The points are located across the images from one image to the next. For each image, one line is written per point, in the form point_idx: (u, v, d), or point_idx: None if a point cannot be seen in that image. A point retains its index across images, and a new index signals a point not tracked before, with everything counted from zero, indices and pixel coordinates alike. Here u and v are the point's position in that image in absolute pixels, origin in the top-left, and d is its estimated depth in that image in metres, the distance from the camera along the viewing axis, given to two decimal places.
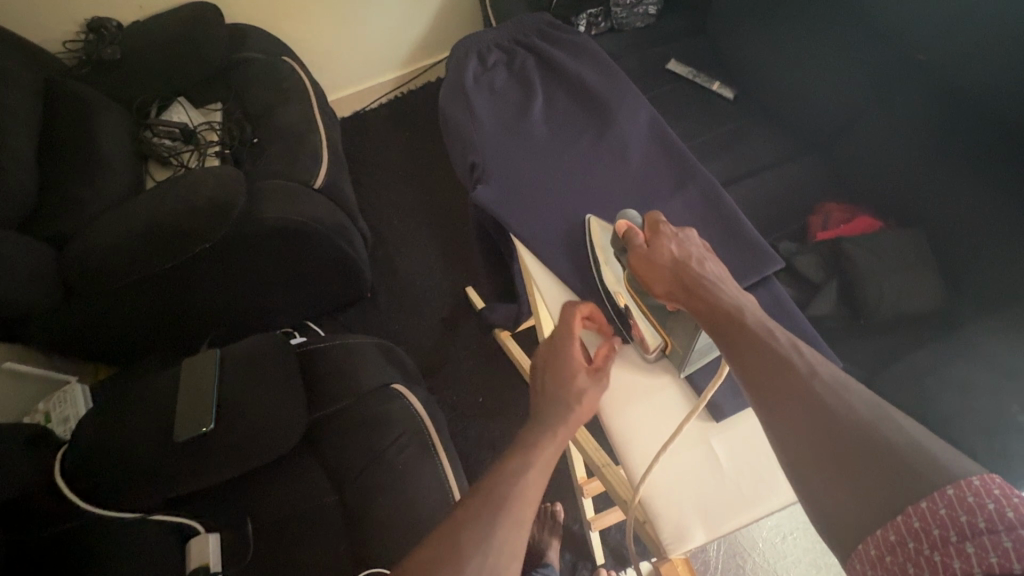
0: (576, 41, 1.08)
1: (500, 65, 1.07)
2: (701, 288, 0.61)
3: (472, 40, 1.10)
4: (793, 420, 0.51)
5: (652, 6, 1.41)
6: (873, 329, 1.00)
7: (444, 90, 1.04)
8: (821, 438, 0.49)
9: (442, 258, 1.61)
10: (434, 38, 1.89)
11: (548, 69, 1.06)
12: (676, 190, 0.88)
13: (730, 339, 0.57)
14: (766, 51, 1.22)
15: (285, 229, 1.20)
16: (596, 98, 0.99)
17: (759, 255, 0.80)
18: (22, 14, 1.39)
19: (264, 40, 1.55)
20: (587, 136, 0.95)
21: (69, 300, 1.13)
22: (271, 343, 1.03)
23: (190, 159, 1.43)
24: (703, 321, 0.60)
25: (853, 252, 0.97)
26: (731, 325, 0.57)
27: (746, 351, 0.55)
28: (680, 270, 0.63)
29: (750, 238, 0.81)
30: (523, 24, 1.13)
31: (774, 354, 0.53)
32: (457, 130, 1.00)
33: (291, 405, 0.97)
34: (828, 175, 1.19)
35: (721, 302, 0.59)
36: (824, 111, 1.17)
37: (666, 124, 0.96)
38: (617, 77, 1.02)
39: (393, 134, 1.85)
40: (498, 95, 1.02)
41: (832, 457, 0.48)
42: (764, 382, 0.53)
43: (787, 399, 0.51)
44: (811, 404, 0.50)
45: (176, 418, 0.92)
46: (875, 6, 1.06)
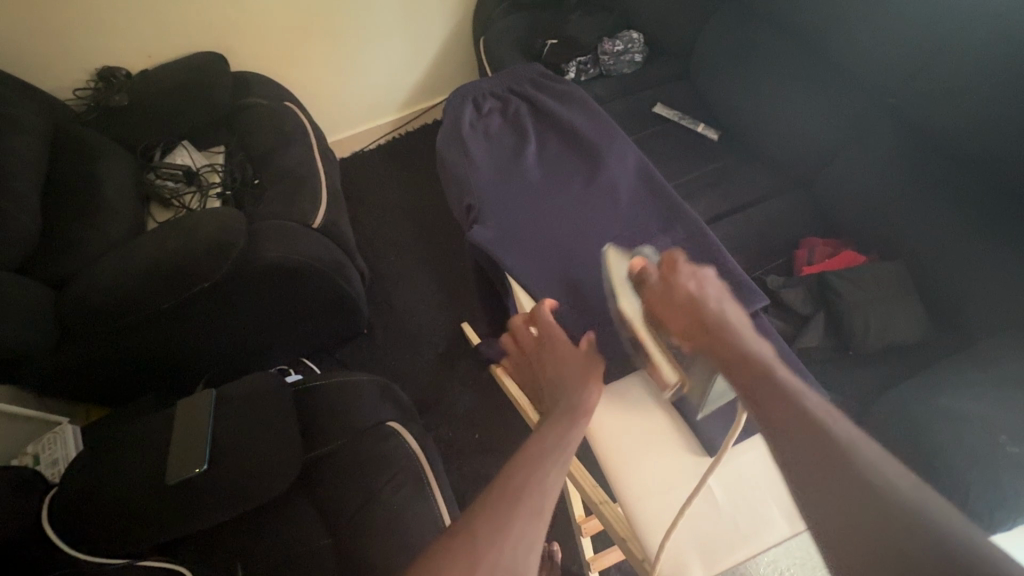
0: (567, 90, 1.13)
1: (494, 112, 1.12)
2: (717, 329, 0.60)
3: (468, 89, 1.15)
4: (795, 450, 0.49)
5: (638, 54, 1.49)
6: (863, 361, 1.01)
7: (441, 135, 1.09)
8: (842, 489, 0.45)
9: (438, 295, 1.63)
10: (430, 83, 1.97)
11: (540, 115, 1.11)
12: (664, 230, 0.91)
13: (751, 390, 0.54)
14: (747, 96, 1.29)
15: (283, 267, 1.22)
16: (586, 143, 1.03)
17: (742, 292, 0.81)
18: (35, 63, 1.44)
19: (267, 86, 1.61)
20: (578, 179, 0.99)
21: (64, 342, 1.15)
22: (267, 381, 1.03)
23: (191, 201, 1.45)
24: (722, 366, 0.58)
25: (839, 285, 1.00)
26: (753, 374, 0.55)
27: (758, 390, 0.53)
28: (697, 310, 0.62)
29: (734, 274, 0.83)
30: (516, 74, 1.18)
31: (783, 388, 0.52)
32: (455, 173, 1.03)
33: (285, 445, 0.96)
34: (811, 211, 1.22)
35: (739, 346, 0.57)
36: (805, 150, 1.22)
37: (653, 165, 0.99)
38: (606, 122, 1.06)
39: (391, 173, 1.90)
40: (493, 141, 1.07)
41: (842, 493, 0.45)
42: (779, 429, 0.50)
43: (801, 449, 0.48)
44: (821, 441, 0.47)
45: (168, 460, 0.91)
46: (848, 52, 1.12)
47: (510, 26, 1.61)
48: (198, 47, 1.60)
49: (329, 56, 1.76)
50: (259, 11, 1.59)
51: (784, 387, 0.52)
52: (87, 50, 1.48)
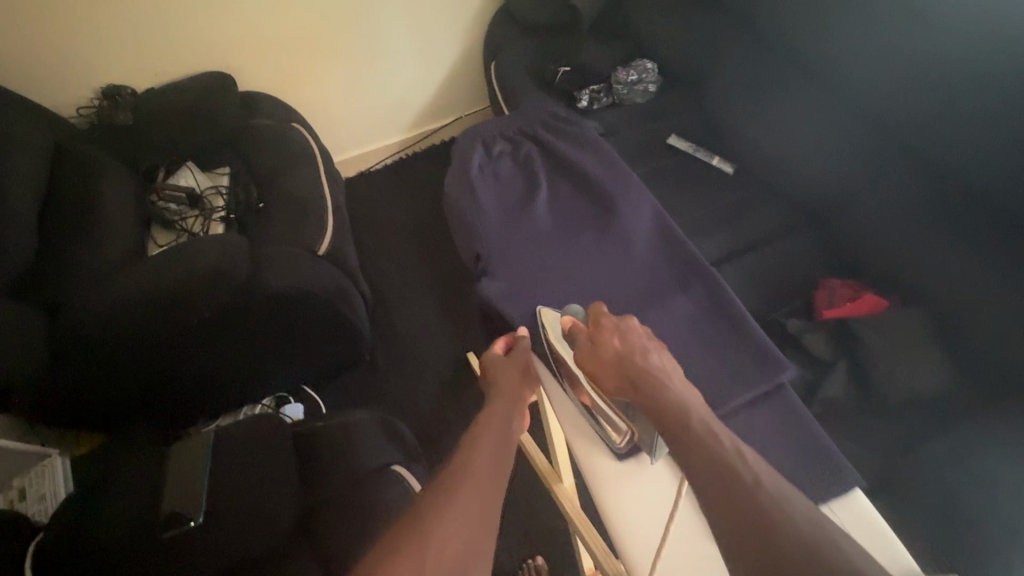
0: (581, 131, 1.11)
1: (504, 154, 1.09)
2: (645, 384, 0.69)
3: (477, 130, 1.13)
4: (711, 487, 0.58)
5: (653, 84, 1.48)
6: (887, 412, 0.97)
7: (448, 177, 1.05)
8: (749, 520, 0.55)
9: (442, 322, 1.59)
10: (438, 104, 1.95)
11: (550, 157, 1.09)
12: (681, 288, 0.89)
13: (680, 441, 0.63)
14: (765, 129, 1.27)
15: (284, 298, 1.19)
16: (602, 192, 1.00)
17: (767, 364, 0.79)
18: (37, 78, 1.41)
19: (274, 106, 1.59)
20: (590, 228, 0.98)
21: (54, 367, 1.10)
22: (268, 422, 1.00)
23: (195, 225, 1.40)
24: (653, 418, 0.67)
25: (861, 331, 0.98)
26: (678, 425, 0.64)
27: (679, 435, 0.63)
28: (625, 364, 0.71)
29: (758, 341, 0.81)
30: (528, 115, 1.16)
31: (698, 436, 0.62)
32: (461, 220, 1.00)
33: (284, 490, 0.93)
34: (830, 249, 1.19)
35: (667, 398, 0.67)
36: (823, 187, 1.19)
37: (668, 214, 0.97)
38: (622, 170, 1.03)
39: (397, 194, 1.87)
40: (502, 186, 1.04)
41: (748, 523, 0.55)
42: (699, 470, 0.60)
43: (714, 486, 0.58)
44: (728, 479, 0.58)
45: (162, 501, 0.88)
46: (867, 91, 1.10)
47: (520, 51, 1.59)
48: (205, 66, 1.58)
49: (337, 76, 1.74)
50: (267, 31, 1.58)
51: (703, 436, 0.62)
52: (92, 67, 1.45)
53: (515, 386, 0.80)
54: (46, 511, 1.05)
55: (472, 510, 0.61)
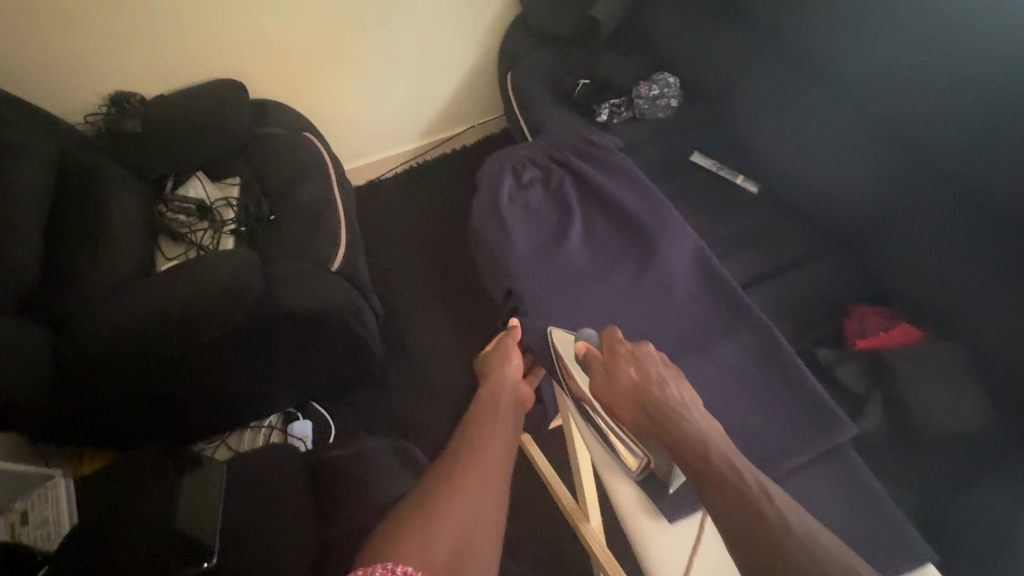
0: (612, 159, 1.17)
1: (535, 183, 1.17)
2: (661, 413, 0.70)
3: (507, 157, 1.20)
4: (730, 516, 0.58)
5: (674, 99, 1.45)
6: (924, 448, 0.94)
7: (478, 205, 1.14)
8: (771, 552, 0.55)
9: (455, 337, 1.56)
10: (451, 113, 1.92)
11: (583, 187, 1.15)
12: (726, 333, 0.95)
13: (698, 471, 0.63)
14: (791, 148, 1.24)
15: (296, 316, 1.15)
16: (640, 227, 1.07)
17: (827, 421, 0.84)
18: (45, 86, 1.38)
19: (286, 115, 1.55)
20: (629, 265, 1.04)
21: (60, 386, 1.06)
22: (282, 454, 0.98)
23: (204, 237, 1.37)
24: (669, 447, 0.67)
25: (897, 364, 0.95)
26: (694, 454, 0.64)
27: (696, 463, 0.63)
28: (641, 394, 0.73)
29: (808, 388, 0.87)
30: (557, 143, 1.23)
31: (717, 466, 0.62)
32: (494, 248, 1.08)
33: (298, 527, 0.89)
34: (860, 274, 1.16)
35: (683, 428, 0.68)
36: (853, 211, 1.16)
37: (708, 251, 1.03)
38: (659, 203, 1.09)
39: (408, 204, 1.84)
40: (534, 217, 1.12)
41: (769, 553, 0.55)
42: (718, 500, 0.60)
43: (733, 515, 0.58)
44: (749, 508, 0.58)
45: (179, 513, 0.86)
46: (899, 114, 1.07)
47: (538, 62, 1.56)
48: (215, 73, 1.55)
49: (350, 84, 1.71)
50: (280, 39, 1.54)
51: (722, 467, 0.62)
52: (102, 74, 1.42)
53: (510, 408, 0.86)
54: (51, 535, 1.00)
55: (461, 521, 0.68)
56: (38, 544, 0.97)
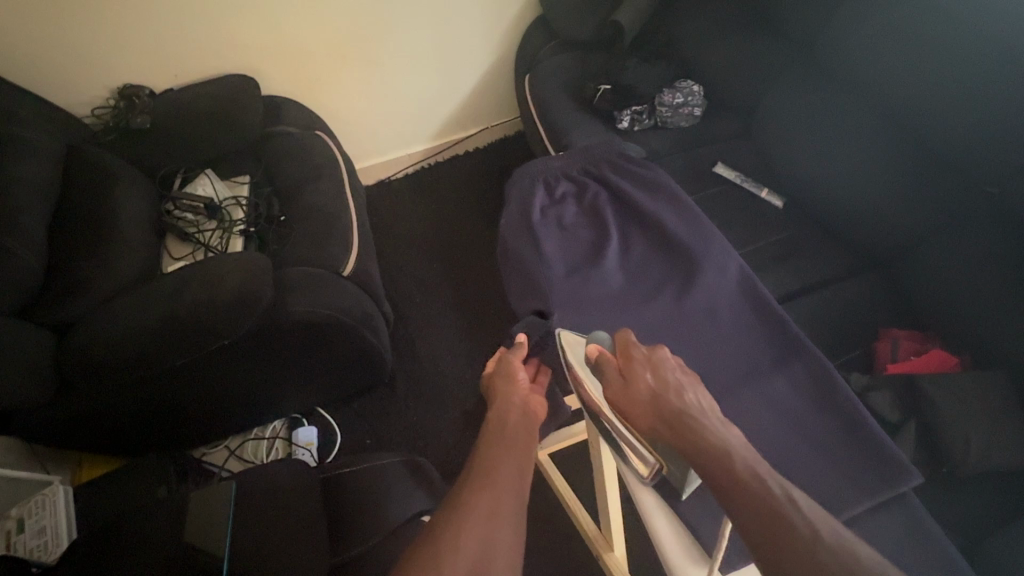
0: (648, 175, 1.15)
1: (568, 197, 1.14)
2: (684, 425, 0.61)
3: (540, 167, 1.16)
4: (771, 547, 0.50)
5: (698, 107, 1.41)
6: (958, 480, 0.91)
7: (508, 220, 1.10)
8: None
9: (466, 345, 1.53)
10: (466, 114, 1.88)
11: (619, 205, 1.13)
12: (776, 365, 0.93)
13: (726, 489, 0.55)
14: (820, 162, 1.21)
15: (309, 324, 1.11)
16: (682, 248, 1.04)
17: (890, 467, 0.82)
18: (51, 78, 1.34)
19: (299, 114, 1.52)
20: (671, 288, 1.02)
21: (63, 394, 1.04)
22: (293, 473, 0.95)
23: (213, 238, 1.32)
24: (692, 463, 0.59)
25: (932, 392, 0.91)
26: (724, 472, 0.56)
27: (727, 485, 0.55)
28: (659, 403, 0.63)
29: (867, 428, 0.85)
30: (593, 153, 1.19)
31: (752, 488, 0.53)
32: (524, 266, 1.05)
33: (313, 553, 0.84)
34: (891, 294, 1.13)
35: (708, 442, 0.58)
36: (885, 230, 1.13)
37: (754, 276, 1.01)
38: (703, 226, 1.07)
39: (420, 206, 1.80)
40: (568, 233, 1.09)
41: None
42: (755, 528, 0.51)
43: (777, 546, 0.50)
44: (791, 536, 0.50)
45: (190, 521, 0.81)
46: (938, 133, 1.03)
47: (559, 67, 1.52)
48: (226, 69, 1.51)
49: (364, 82, 1.66)
50: (294, 35, 1.50)
51: (753, 484, 0.54)
52: (110, 65, 1.37)
53: (520, 414, 0.75)
54: (54, 542, 0.97)
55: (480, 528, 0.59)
56: (40, 556, 0.93)
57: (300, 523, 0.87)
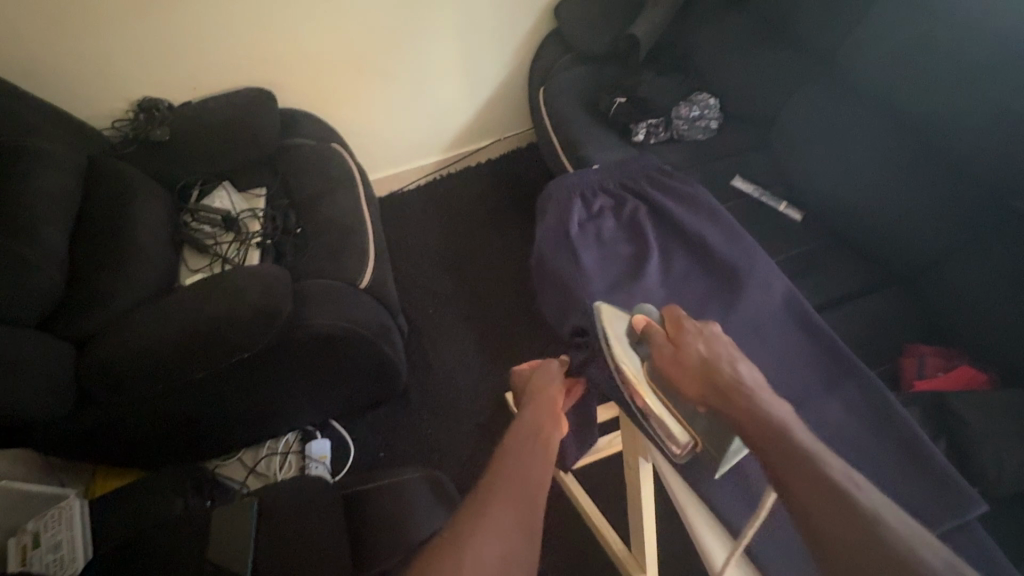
0: (687, 190, 1.15)
1: (606, 211, 1.13)
2: (729, 389, 0.63)
3: (575, 181, 1.16)
4: (808, 502, 0.51)
5: (714, 121, 1.42)
6: (992, 501, 0.89)
7: (544, 235, 1.10)
8: (859, 540, 0.47)
9: (481, 357, 1.52)
10: (479, 126, 1.89)
11: (659, 220, 1.13)
12: (829, 389, 0.92)
13: (768, 452, 0.56)
14: (840, 176, 1.21)
15: (333, 338, 1.12)
16: (726, 264, 1.04)
17: (956, 494, 0.81)
18: (73, 91, 1.36)
19: (315, 127, 1.52)
20: (715, 304, 1.01)
21: (81, 408, 1.04)
22: (312, 489, 0.93)
23: (229, 249, 1.33)
24: (736, 422, 0.61)
25: (962, 410, 0.90)
26: (762, 431, 0.58)
27: (768, 443, 0.57)
28: (705, 368, 0.67)
29: (927, 452, 0.84)
30: (631, 167, 1.19)
31: (792, 445, 0.55)
32: (562, 281, 1.04)
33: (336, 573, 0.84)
34: (914, 309, 1.12)
35: (751, 405, 0.61)
36: (909, 244, 1.12)
37: (799, 295, 1.01)
38: (744, 242, 1.07)
39: (434, 218, 1.80)
40: (606, 248, 1.09)
41: (860, 548, 0.47)
42: (793, 483, 0.53)
43: (815, 501, 0.51)
44: (829, 493, 0.51)
45: (213, 530, 0.83)
46: (960, 146, 1.02)
47: (574, 80, 1.53)
48: (243, 83, 1.52)
49: (378, 94, 1.67)
50: (310, 49, 1.51)
51: (792, 445, 0.56)
52: (129, 77, 1.39)
53: (541, 416, 0.78)
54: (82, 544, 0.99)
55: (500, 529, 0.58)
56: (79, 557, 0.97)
57: (327, 544, 0.87)
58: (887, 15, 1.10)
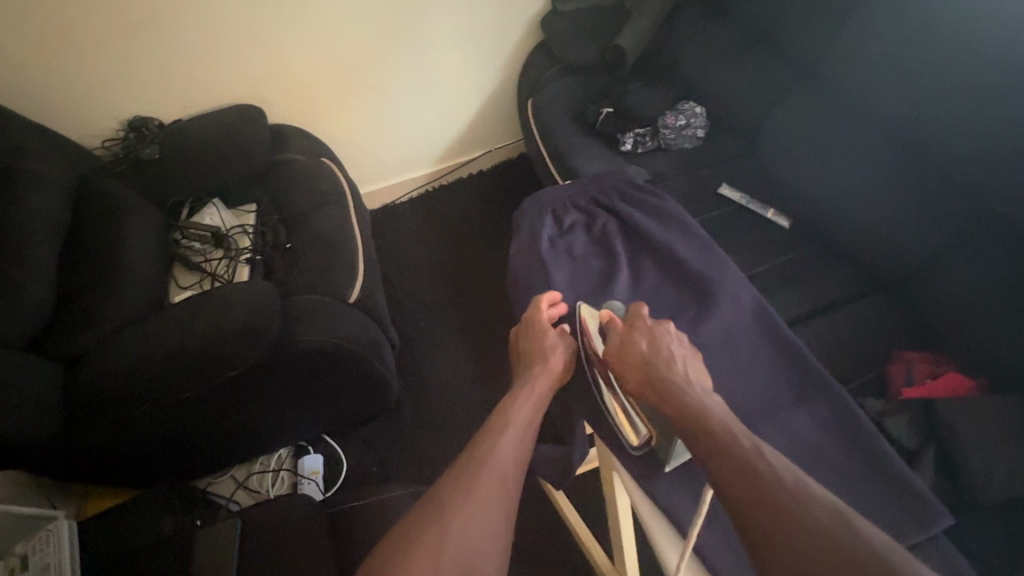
0: (657, 203, 1.15)
1: (577, 227, 1.14)
2: (661, 378, 0.80)
3: (548, 198, 1.17)
4: (713, 454, 0.66)
5: (700, 129, 1.42)
6: (986, 510, 0.88)
7: (519, 252, 1.12)
8: (745, 477, 0.62)
9: (472, 369, 1.52)
10: (470, 138, 1.90)
11: (629, 234, 1.13)
12: (799, 401, 0.93)
13: (688, 424, 0.72)
14: (825, 183, 1.21)
15: (321, 354, 1.12)
16: (696, 277, 1.04)
17: (923, 508, 0.80)
18: (64, 112, 1.37)
19: (305, 142, 1.53)
20: (686, 317, 1.02)
21: (69, 428, 1.03)
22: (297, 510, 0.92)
23: (219, 266, 1.34)
24: (665, 403, 0.77)
25: (951, 418, 0.89)
26: (681, 407, 0.74)
27: (686, 417, 0.73)
28: (646, 362, 0.83)
29: (888, 463, 0.84)
30: (603, 182, 1.19)
31: (702, 414, 0.72)
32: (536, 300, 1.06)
33: None
34: (903, 316, 1.12)
35: (679, 390, 0.77)
36: (896, 251, 1.12)
37: (769, 306, 1.01)
38: (714, 254, 1.07)
39: (425, 230, 1.81)
40: (579, 265, 1.10)
41: (746, 483, 0.62)
42: (703, 443, 0.69)
43: (717, 455, 0.66)
44: (726, 446, 0.66)
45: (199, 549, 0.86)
46: (943, 149, 1.03)
47: (561, 91, 1.54)
48: (233, 99, 1.53)
49: (368, 108, 1.68)
50: (299, 65, 1.53)
51: (705, 416, 0.71)
52: (120, 97, 1.40)
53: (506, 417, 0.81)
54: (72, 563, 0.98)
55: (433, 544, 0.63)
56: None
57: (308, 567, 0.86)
58: (866, 23, 1.12)
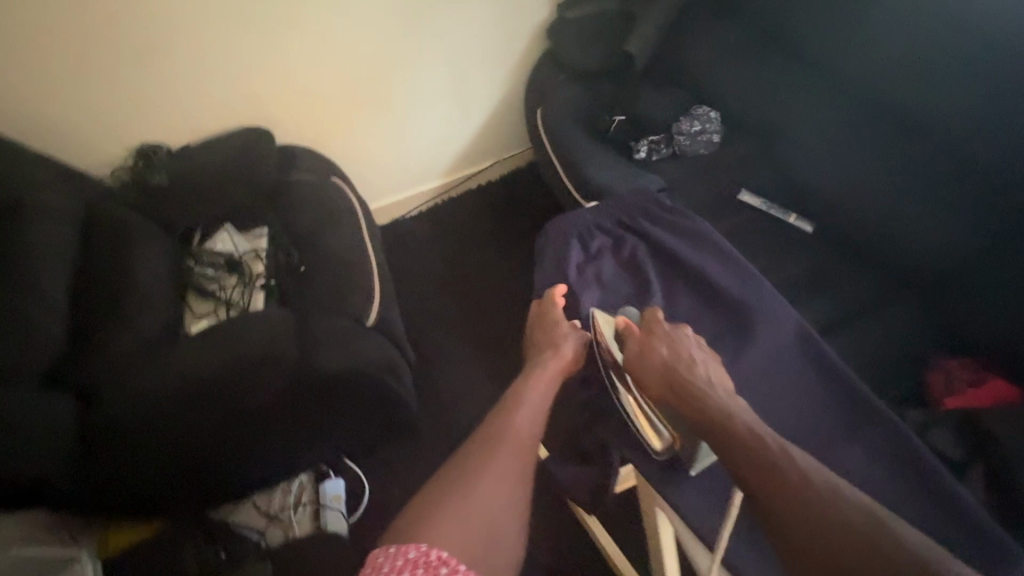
0: (685, 224, 1.13)
1: (605, 252, 1.11)
2: (680, 382, 0.81)
3: (572, 223, 1.14)
4: (730, 447, 0.71)
5: (716, 134, 1.39)
6: None
7: (543, 275, 1.09)
8: (763, 468, 0.67)
9: (492, 386, 1.49)
10: (478, 149, 1.88)
11: (658, 256, 1.11)
12: (850, 433, 0.91)
13: (708, 424, 0.75)
14: (849, 186, 1.18)
15: (340, 378, 1.10)
16: (733, 304, 1.02)
17: (993, 546, 0.79)
18: (70, 142, 1.36)
19: (313, 159, 1.50)
20: (725, 346, 1.00)
21: (89, 463, 1.01)
22: None
23: (234, 292, 1.31)
24: (683, 403, 0.80)
25: (996, 429, 0.86)
26: (698, 405, 0.78)
27: (702, 413, 0.77)
28: (667, 367, 0.84)
29: (956, 499, 0.83)
30: (626, 203, 1.17)
31: (719, 409, 0.76)
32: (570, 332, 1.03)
33: None
34: (936, 320, 1.09)
35: (698, 391, 0.79)
36: (926, 254, 1.09)
37: (811, 329, 0.99)
38: (750, 277, 1.05)
39: (437, 245, 1.79)
40: (609, 292, 1.07)
41: (763, 472, 0.67)
42: (721, 438, 0.73)
43: (734, 449, 0.70)
44: (743, 439, 0.71)
45: None
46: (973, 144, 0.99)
47: (571, 99, 1.51)
48: (239, 121, 1.51)
49: (374, 124, 1.66)
50: (304, 83, 1.51)
51: (722, 414, 0.75)
52: (126, 125, 1.39)
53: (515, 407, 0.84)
54: None
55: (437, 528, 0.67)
56: None
57: None
58: (886, 20, 1.09)
